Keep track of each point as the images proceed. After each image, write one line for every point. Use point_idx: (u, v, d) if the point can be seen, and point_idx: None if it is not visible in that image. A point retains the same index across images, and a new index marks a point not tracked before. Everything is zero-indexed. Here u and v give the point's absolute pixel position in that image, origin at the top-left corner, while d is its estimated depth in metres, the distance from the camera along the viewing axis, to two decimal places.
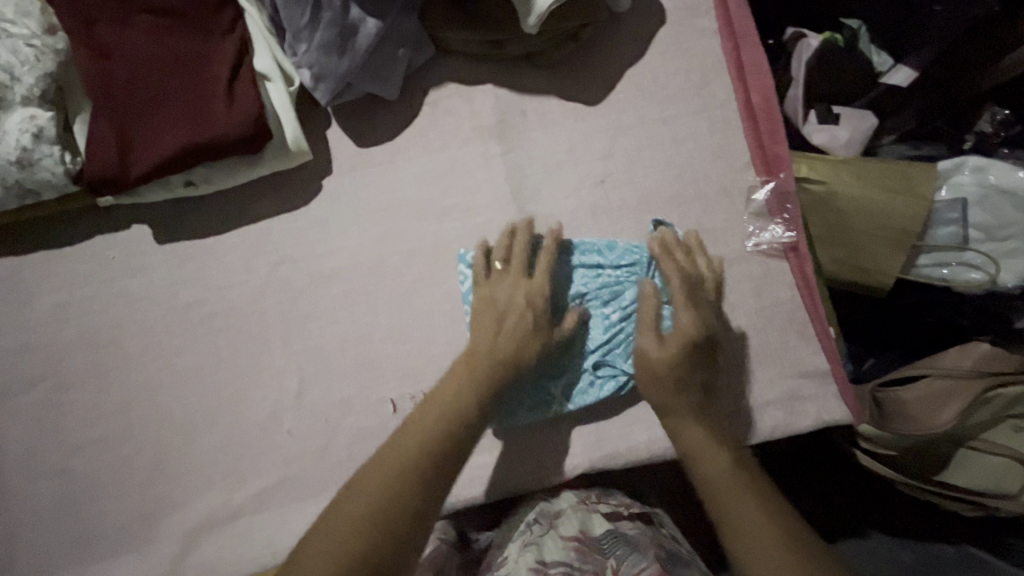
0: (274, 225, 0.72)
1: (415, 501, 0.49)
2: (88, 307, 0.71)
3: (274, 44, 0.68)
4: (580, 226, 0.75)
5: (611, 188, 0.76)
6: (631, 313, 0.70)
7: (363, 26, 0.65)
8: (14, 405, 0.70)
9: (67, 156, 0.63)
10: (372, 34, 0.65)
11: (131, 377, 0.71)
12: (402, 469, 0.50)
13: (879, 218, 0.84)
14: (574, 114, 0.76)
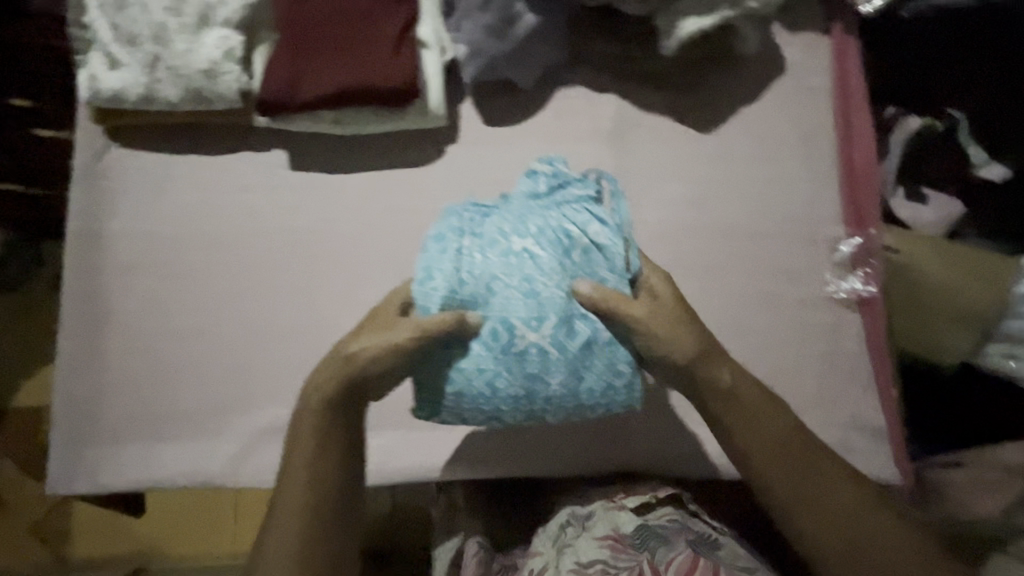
0: (396, 176, 0.79)
1: (327, 487, 0.60)
2: (216, 211, 0.77)
3: (436, 17, 0.75)
4: (665, 240, 0.80)
5: (700, 211, 0.81)
6: (562, 240, 0.61)
7: (524, 19, 0.72)
8: (122, 284, 0.75)
9: (244, 77, 0.72)
10: (530, 28, 0.72)
11: (237, 282, 0.76)
12: (323, 472, 0.61)
13: (955, 298, 0.85)
14: (681, 138, 0.82)
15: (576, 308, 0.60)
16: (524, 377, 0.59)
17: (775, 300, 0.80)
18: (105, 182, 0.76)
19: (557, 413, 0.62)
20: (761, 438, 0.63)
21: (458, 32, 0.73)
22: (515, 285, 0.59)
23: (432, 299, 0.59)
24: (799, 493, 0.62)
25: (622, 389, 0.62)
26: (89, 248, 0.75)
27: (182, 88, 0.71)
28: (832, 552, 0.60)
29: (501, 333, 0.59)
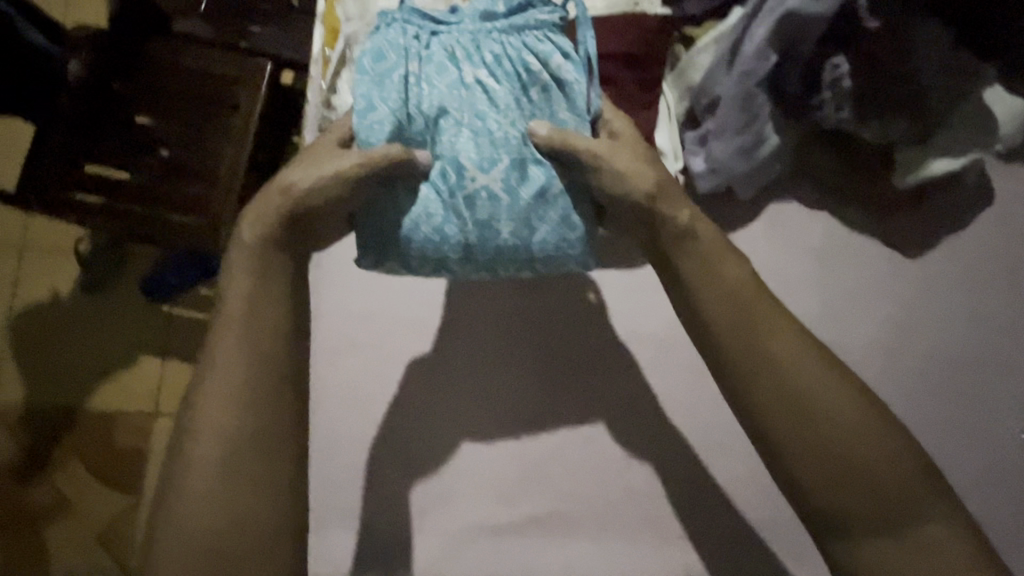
0: (613, 278, 0.79)
1: (249, 478, 0.53)
2: (433, 298, 0.78)
3: (676, 126, 0.74)
4: (869, 364, 0.79)
5: (900, 335, 0.80)
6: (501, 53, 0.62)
7: (767, 140, 0.70)
8: (342, 363, 0.76)
9: None
10: (771, 150, 0.70)
11: (450, 370, 0.76)
12: (218, 443, 0.53)
13: None
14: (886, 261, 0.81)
15: (533, 152, 0.61)
16: (470, 214, 0.61)
17: (972, 437, 0.79)
18: (327, 260, 0.78)
19: (495, 260, 0.62)
20: (835, 423, 0.56)
21: (705, 148, 0.72)
22: (466, 123, 0.61)
23: (375, 130, 0.60)
24: (824, 442, 0.55)
25: (574, 241, 0.63)
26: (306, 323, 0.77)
27: None
28: (821, 479, 0.55)
29: (444, 169, 0.61)
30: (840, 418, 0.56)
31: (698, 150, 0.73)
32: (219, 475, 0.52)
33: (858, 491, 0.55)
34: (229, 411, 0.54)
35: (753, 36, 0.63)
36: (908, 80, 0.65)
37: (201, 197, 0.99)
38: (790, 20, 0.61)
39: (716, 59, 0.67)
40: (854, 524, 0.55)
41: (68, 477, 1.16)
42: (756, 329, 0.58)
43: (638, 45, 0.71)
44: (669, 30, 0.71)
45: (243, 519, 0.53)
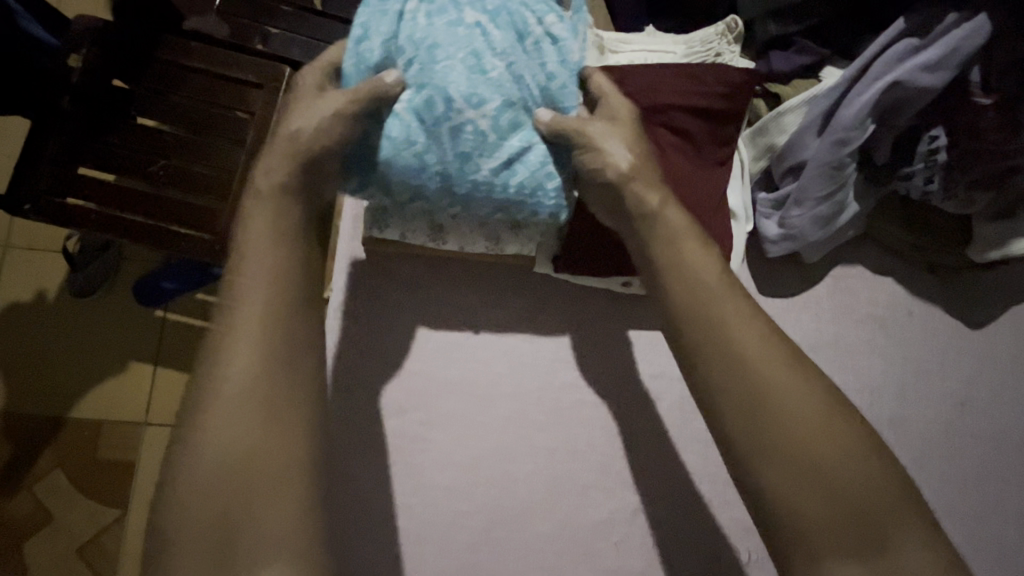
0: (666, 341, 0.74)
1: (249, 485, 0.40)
2: (474, 356, 0.71)
3: (747, 185, 0.70)
4: (927, 439, 0.75)
5: (959, 408, 0.76)
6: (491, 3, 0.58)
7: (847, 210, 0.66)
8: (372, 428, 0.67)
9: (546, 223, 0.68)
10: (850, 220, 0.66)
11: (491, 438, 0.70)
12: (263, 332, 0.44)
13: None
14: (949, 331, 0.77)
15: (529, 100, 0.58)
16: (455, 154, 0.55)
17: None
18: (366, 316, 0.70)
19: (486, 204, 0.58)
20: (792, 407, 0.47)
21: (781, 211, 0.67)
22: (458, 57, 0.56)
23: (369, 62, 0.56)
24: (778, 430, 0.46)
25: (551, 193, 0.58)
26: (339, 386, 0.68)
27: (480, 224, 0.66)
28: (794, 484, 0.45)
29: (430, 99, 0.55)
30: (805, 409, 0.47)
31: (770, 211, 0.68)
32: (219, 476, 0.40)
33: (829, 496, 0.45)
34: (232, 420, 0.41)
35: (854, 101, 0.58)
36: (1015, 162, 0.59)
37: (213, 211, 0.79)
38: (898, 88, 0.56)
39: (807, 121, 0.63)
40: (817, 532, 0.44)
41: (48, 490, 0.95)
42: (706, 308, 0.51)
43: (719, 98, 0.65)
44: (752, 83, 0.65)
45: (245, 529, 0.39)
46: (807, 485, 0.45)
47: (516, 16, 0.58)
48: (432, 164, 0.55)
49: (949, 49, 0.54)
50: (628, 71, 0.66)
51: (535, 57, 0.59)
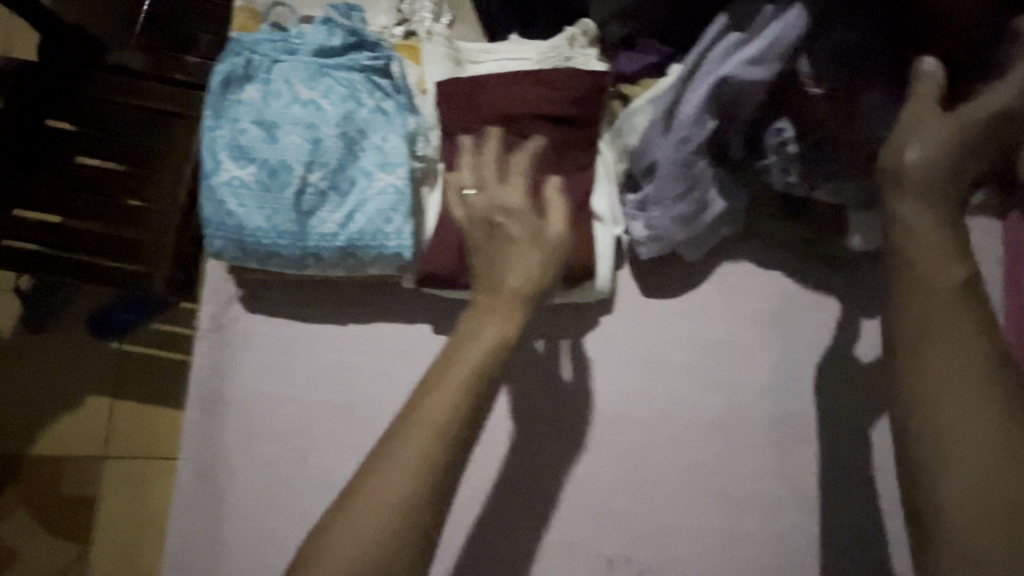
0: (545, 349, 0.71)
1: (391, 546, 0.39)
2: (352, 375, 0.70)
3: (614, 187, 0.68)
4: (833, 431, 0.73)
5: (873, 403, 0.73)
6: (324, 75, 0.60)
7: (712, 206, 0.65)
8: (253, 450, 0.68)
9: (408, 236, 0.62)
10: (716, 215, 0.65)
11: (367, 455, 0.69)
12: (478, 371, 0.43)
13: None
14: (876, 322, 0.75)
15: (366, 162, 0.61)
16: (299, 215, 0.60)
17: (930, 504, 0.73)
18: (231, 338, 0.68)
19: (332, 255, 0.61)
20: (951, 374, 0.40)
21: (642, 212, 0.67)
22: (292, 133, 0.59)
23: (217, 144, 0.59)
24: (929, 405, 0.40)
25: (392, 235, 0.62)
26: (211, 410, 0.67)
27: (329, 247, 0.61)
28: (972, 493, 0.38)
29: (272, 171, 0.59)
30: (948, 374, 0.40)
31: (634, 212, 0.67)
32: (357, 564, 0.38)
33: (965, 475, 0.39)
34: (415, 479, 0.40)
35: (693, 96, 0.57)
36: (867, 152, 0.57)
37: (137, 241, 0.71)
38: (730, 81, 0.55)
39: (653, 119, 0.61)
40: (967, 526, 0.38)
41: None
42: (946, 329, 0.41)
43: (571, 103, 0.65)
44: (603, 84, 0.65)
45: None
46: (993, 493, 0.38)
47: (353, 90, 0.61)
48: (280, 227, 0.60)
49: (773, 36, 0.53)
50: (480, 81, 0.65)
51: (375, 125, 0.62)
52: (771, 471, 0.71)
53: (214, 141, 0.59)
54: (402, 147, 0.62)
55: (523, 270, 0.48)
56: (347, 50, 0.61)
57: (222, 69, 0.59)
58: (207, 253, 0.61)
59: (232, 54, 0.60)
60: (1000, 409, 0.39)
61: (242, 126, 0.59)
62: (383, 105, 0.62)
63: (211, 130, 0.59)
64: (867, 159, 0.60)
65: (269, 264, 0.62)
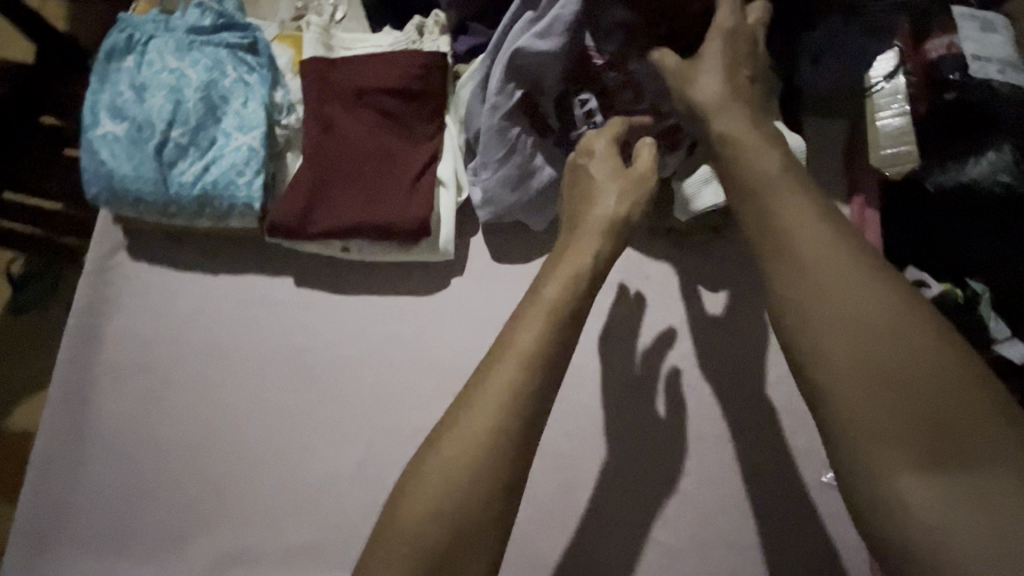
0: (397, 305, 0.77)
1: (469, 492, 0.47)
2: (217, 321, 0.77)
3: (459, 158, 0.76)
4: (676, 392, 0.75)
5: (720, 365, 0.76)
6: (194, 48, 0.71)
7: (540, 173, 0.71)
8: (123, 384, 0.75)
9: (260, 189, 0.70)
10: (545, 181, 0.72)
11: (225, 395, 0.75)
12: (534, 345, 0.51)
13: None
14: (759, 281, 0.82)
15: (226, 123, 0.70)
16: (161, 166, 0.69)
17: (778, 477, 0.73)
18: (115, 283, 0.77)
19: (190, 203, 0.70)
20: (815, 266, 0.48)
21: (477, 177, 0.74)
22: (162, 95, 0.69)
23: (97, 105, 0.69)
24: (810, 292, 0.48)
25: (243, 187, 0.70)
26: (90, 344, 0.75)
27: (189, 196, 0.70)
28: (906, 409, 0.43)
29: (139, 127, 0.68)
30: (838, 284, 0.47)
31: (472, 179, 0.75)
32: (436, 512, 0.46)
33: (956, 423, 0.41)
34: (472, 431, 0.48)
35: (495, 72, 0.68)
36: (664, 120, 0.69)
37: None
38: (526, 57, 0.64)
39: (474, 92, 0.72)
40: (844, 394, 0.45)
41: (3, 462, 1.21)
42: (826, 241, 0.49)
43: (413, 79, 0.73)
44: (444, 65, 0.74)
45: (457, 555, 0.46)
46: (911, 407, 0.43)
47: (220, 61, 0.71)
48: (146, 175, 0.68)
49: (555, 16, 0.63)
50: (339, 60, 0.75)
51: (237, 91, 0.71)
52: (604, 436, 0.73)
53: (95, 102, 0.69)
54: (259, 109, 0.71)
55: (592, 249, 0.57)
56: (217, 29, 0.72)
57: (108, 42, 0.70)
58: (89, 200, 0.71)
59: (118, 30, 0.71)
60: (887, 295, 0.46)
61: (119, 89, 0.69)
62: (247, 76, 0.72)
63: (94, 93, 0.69)
64: (667, 128, 0.70)
65: (140, 210, 0.71)
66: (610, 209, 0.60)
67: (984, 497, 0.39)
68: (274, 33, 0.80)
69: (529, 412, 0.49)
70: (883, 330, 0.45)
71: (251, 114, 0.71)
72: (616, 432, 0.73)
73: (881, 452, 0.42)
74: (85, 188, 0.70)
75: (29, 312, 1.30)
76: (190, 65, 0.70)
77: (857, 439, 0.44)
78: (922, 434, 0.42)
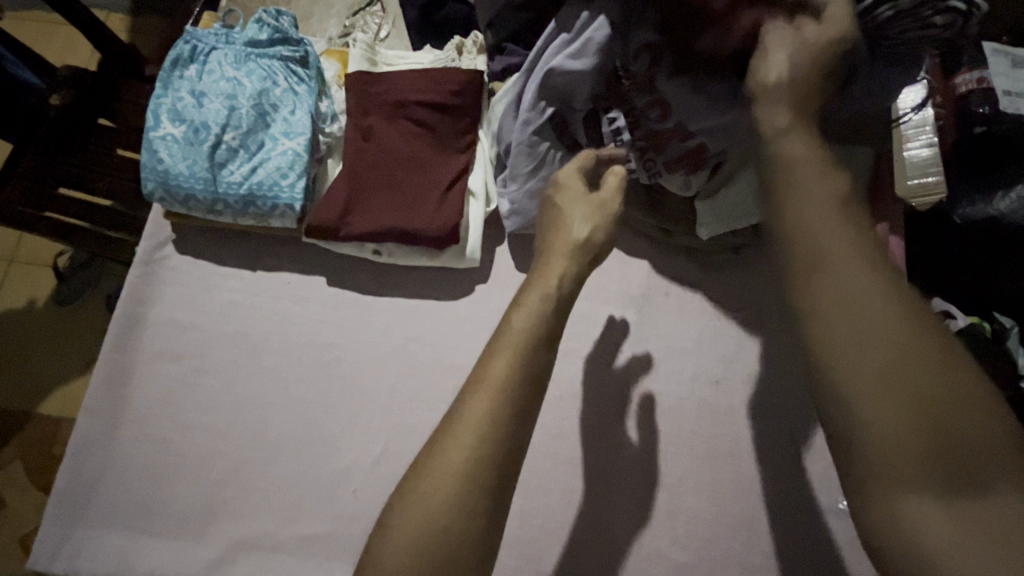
0: (423, 308, 0.80)
1: (446, 525, 0.46)
2: (251, 314, 0.81)
3: (490, 171, 0.80)
4: (694, 407, 0.76)
5: (738, 383, 0.77)
6: (251, 60, 0.77)
7: None
8: (158, 368, 0.78)
9: (301, 192, 0.74)
10: None
11: (255, 385, 0.78)
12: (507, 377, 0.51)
13: None
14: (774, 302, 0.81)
15: (275, 128, 0.75)
16: (212, 165, 0.74)
17: (793, 497, 0.73)
18: (160, 273, 0.82)
19: (236, 202, 0.74)
20: (848, 292, 0.47)
21: (506, 189, 0.78)
22: (219, 101, 0.74)
23: (159, 109, 0.75)
24: (845, 318, 0.46)
25: (287, 188, 0.74)
26: (132, 329, 0.79)
27: (235, 195, 0.74)
28: (925, 443, 0.42)
29: (195, 129, 0.74)
30: (871, 312, 0.46)
31: (501, 190, 0.78)
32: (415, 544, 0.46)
33: (972, 458, 0.42)
34: (447, 464, 0.48)
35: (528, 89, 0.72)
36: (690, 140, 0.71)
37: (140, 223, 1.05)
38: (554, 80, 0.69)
39: (508, 107, 0.76)
40: (874, 424, 0.44)
41: (34, 442, 1.27)
42: (850, 276, 0.47)
43: (451, 94, 0.77)
44: (480, 82, 0.78)
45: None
46: (921, 434, 0.42)
47: (273, 73, 0.77)
48: (198, 174, 0.73)
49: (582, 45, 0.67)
50: (381, 74, 0.80)
51: (286, 100, 0.76)
52: (621, 448, 0.74)
53: (158, 104, 0.75)
54: (305, 117, 0.76)
55: (557, 271, 0.58)
56: (273, 43, 0.78)
57: (174, 52, 0.76)
58: (144, 195, 0.76)
59: (183, 41, 0.77)
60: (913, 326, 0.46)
61: (181, 94, 0.75)
62: (297, 87, 0.77)
63: (157, 97, 0.75)
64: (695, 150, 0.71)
65: (190, 207, 0.75)
66: (576, 235, 0.60)
67: (998, 531, 0.40)
68: (325, 49, 0.85)
69: (510, 435, 0.50)
70: (919, 361, 0.44)
71: (297, 122, 0.75)
72: (634, 446, 0.74)
73: (899, 482, 0.42)
74: (143, 183, 0.75)
75: (73, 303, 1.38)
76: (246, 75, 0.76)
77: (871, 464, 0.44)
78: (939, 466, 0.42)
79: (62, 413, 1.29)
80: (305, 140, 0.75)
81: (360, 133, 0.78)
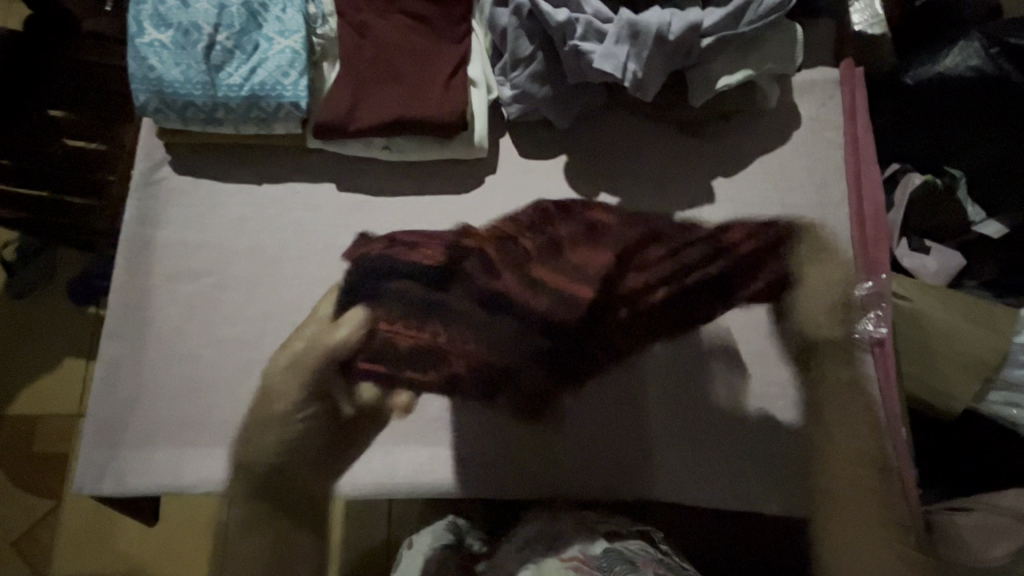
0: (436, 202, 0.82)
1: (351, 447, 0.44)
2: (266, 225, 0.80)
3: (487, 62, 0.82)
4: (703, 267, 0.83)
5: (734, 239, 0.84)
6: None
7: (550, 78, 0.78)
8: (177, 289, 0.77)
9: (304, 89, 0.74)
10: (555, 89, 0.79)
11: (280, 294, 0.78)
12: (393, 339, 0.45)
13: (967, 358, 0.89)
14: (764, 163, 0.87)
15: (269, 28, 0.74)
16: (208, 68, 0.72)
17: (793, 336, 0.82)
18: (160, 196, 0.80)
19: (239, 105, 0.73)
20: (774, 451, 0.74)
21: (506, 78, 0.80)
22: (207, 3, 0.73)
23: (141, 14, 0.72)
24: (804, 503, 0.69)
25: (290, 87, 0.73)
26: (141, 254, 0.78)
27: (236, 97, 0.73)
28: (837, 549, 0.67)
29: (185, 32, 0.72)
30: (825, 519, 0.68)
31: (501, 79, 0.81)
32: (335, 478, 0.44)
33: None
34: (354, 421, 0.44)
35: None
36: (686, 50, 0.75)
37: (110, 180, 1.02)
38: (630, 61, 0.74)
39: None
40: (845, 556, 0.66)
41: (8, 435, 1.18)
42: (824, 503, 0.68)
43: None
44: None
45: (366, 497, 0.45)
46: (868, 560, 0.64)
47: None
48: (194, 78, 0.72)
49: (550, 10, 0.73)
50: None
51: (277, 1, 0.75)
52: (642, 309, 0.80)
53: (139, 10, 0.72)
54: (299, 16, 0.75)
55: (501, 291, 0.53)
56: None
57: None
58: (136, 109, 0.73)
59: None
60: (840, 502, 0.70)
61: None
62: None
63: (139, 5, 0.72)
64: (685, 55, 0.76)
65: (188, 115, 0.74)
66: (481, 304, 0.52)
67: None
68: None
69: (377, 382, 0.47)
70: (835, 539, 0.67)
71: (292, 21, 0.75)
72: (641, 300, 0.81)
73: None
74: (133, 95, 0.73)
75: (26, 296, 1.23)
76: None
77: None
78: None
79: (32, 409, 1.18)
80: (301, 36, 0.74)
81: (355, 31, 0.78)
